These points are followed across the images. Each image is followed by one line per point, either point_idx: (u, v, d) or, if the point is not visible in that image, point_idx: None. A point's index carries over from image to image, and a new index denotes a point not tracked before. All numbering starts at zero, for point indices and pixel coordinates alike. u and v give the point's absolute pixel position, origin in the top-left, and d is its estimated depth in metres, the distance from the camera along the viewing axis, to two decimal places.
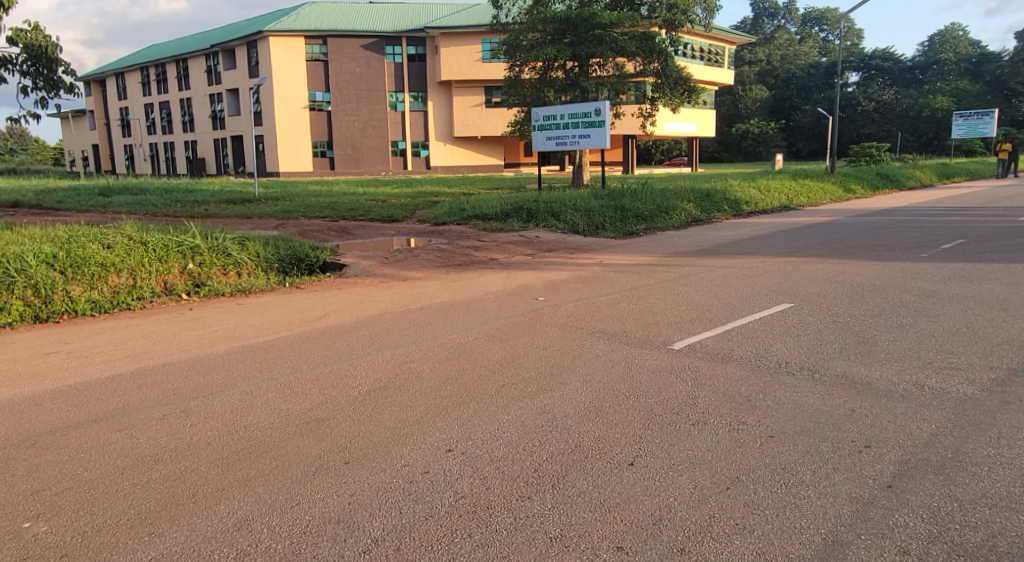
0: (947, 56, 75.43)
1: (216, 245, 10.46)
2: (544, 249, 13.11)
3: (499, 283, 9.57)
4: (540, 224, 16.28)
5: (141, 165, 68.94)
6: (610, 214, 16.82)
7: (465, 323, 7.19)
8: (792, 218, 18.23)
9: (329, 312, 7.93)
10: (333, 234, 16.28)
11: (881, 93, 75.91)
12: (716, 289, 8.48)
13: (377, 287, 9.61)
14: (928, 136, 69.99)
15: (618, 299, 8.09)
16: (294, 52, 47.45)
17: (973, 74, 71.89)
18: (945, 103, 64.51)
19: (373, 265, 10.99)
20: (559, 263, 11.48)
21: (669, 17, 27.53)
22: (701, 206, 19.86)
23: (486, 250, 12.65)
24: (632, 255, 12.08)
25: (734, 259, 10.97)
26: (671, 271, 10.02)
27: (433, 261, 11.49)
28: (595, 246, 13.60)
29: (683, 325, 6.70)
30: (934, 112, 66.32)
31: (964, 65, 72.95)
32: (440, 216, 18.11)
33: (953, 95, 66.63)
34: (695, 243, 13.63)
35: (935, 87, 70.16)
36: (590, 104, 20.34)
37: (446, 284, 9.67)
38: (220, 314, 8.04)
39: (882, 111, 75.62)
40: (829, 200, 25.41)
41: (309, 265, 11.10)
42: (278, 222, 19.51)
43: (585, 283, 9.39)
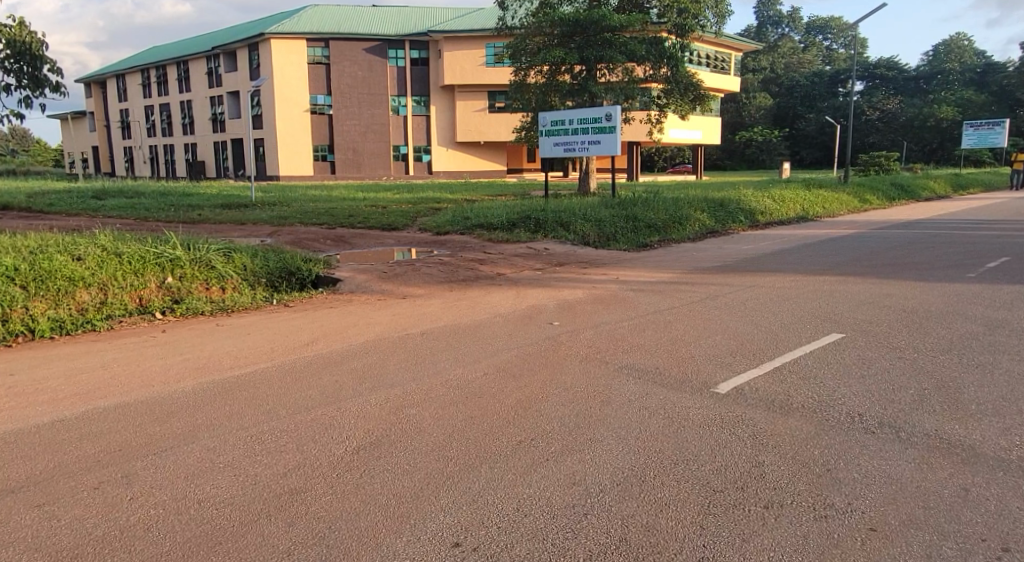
0: (952, 65, 74.73)
1: (199, 258, 9.62)
2: (554, 263, 12.25)
3: (508, 303, 8.70)
4: (548, 234, 15.40)
5: (140, 168, 68.25)
6: (622, 225, 15.96)
7: (470, 353, 6.29)
8: (811, 230, 17.34)
9: (318, 337, 7.06)
10: (329, 243, 15.43)
11: (886, 102, 75.17)
12: (752, 314, 7.59)
13: (373, 306, 8.72)
14: (933, 146, 69.24)
15: (642, 325, 7.22)
16: (295, 55, 46.73)
17: (979, 83, 71.10)
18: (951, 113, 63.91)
19: (370, 280, 10.13)
20: (572, 279, 10.60)
21: (679, 21, 26.82)
22: (716, 216, 18.97)
23: (493, 264, 11.77)
24: (650, 270, 11.21)
25: (762, 277, 10.10)
26: (697, 290, 9.15)
27: (435, 276, 10.63)
28: (608, 259, 12.72)
29: (723, 360, 5.81)
30: (939, 121, 65.70)
31: (969, 75, 72.22)
32: (443, 225, 17.23)
33: (958, 104, 66.06)
34: (716, 257, 12.77)
35: (941, 97, 69.45)
36: (601, 109, 19.47)
37: (448, 303, 8.80)
38: (196, 336, 7.18)
39: (887, 120, 74.93)
40: (844, 211, 24.52)
41: (300, 279, 10.23)
42: (273, 229, 18.66)
43: (604, 303, 8.53)
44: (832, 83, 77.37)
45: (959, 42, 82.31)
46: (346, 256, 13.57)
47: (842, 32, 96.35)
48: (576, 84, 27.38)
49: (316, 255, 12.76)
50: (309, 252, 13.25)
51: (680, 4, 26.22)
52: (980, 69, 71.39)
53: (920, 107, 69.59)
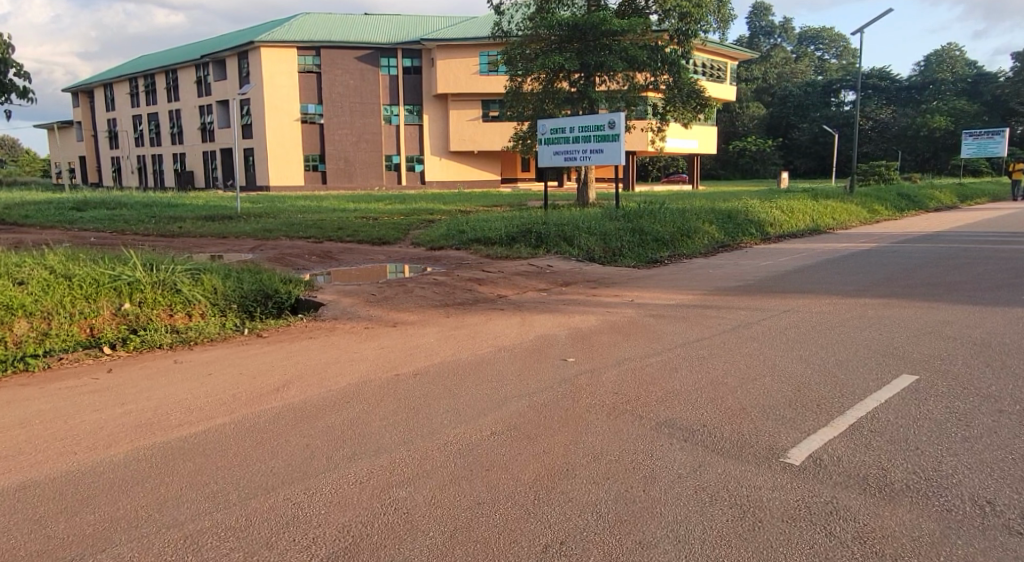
0: (944, 75, 74.46)
1: (161, 280, 8.54)
2: (560, 282, 11.20)
3: (514, 333, 7.64)
4: (551, 249, 14.37)
5: (127, 178, 67.03)
6: (629, 239, 14.94)
7: (474, 404, 5.19)
8: (828, 244, 16.37)
9: (290, 379, 5.95)
10: (314, 258, 14.36)
11: (879, 112, 74.87)
12: (800, 349, 6.54)
13: (358, 337, 7.64)
14: (927, 156, 68.84)
15: (675, 363, 6.17)
16: (286, 63, 45.70)
17: (970, 93, 70.91)
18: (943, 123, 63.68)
19: (357, 304, 9.05)
20: (582, 302, 9.56)
21: (682, 26, 25.92)
22: (725, 229, 17.94)
23: (492, 284, 10.73)
24: (667, 291, 10.15)
25: (794, 300, 9.06)
26: (726, 317, 8.11)
27: (430, 299, 9.52)
28: (619, 278, 11.67)
29: (783, 414, 4.74)
30: (932, 131, 65.45)
31: (961, 85, 72.09)
32: (438, 239, 16.13)
33: (951, 114, 65.78)
34: (734, 275, 11.73)
35: (933, 107, 69.22)
36: (603, 116, 18.47)
37: (445, 333, 7.73)
38: (146, 377, 6.07)
39: (879, 130, 74.59)
40: (854, 222, 23.60)
41: (278, 303, 9.14)
42: (256, 243, 17.56)
43: (623, 333, 7.47)
44: (825, 93, 77.02)
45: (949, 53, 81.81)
46: (333, 275, 12.46)
47: (834, 42, 95.97)
48: (575, 91, 26.44)
49: (301, 275, 11.64)
50: (292, 271, 12.15)
51: (682, 9, 25.33)
52: (972, 79, 71.25)
53: (913, 117, 69.34)
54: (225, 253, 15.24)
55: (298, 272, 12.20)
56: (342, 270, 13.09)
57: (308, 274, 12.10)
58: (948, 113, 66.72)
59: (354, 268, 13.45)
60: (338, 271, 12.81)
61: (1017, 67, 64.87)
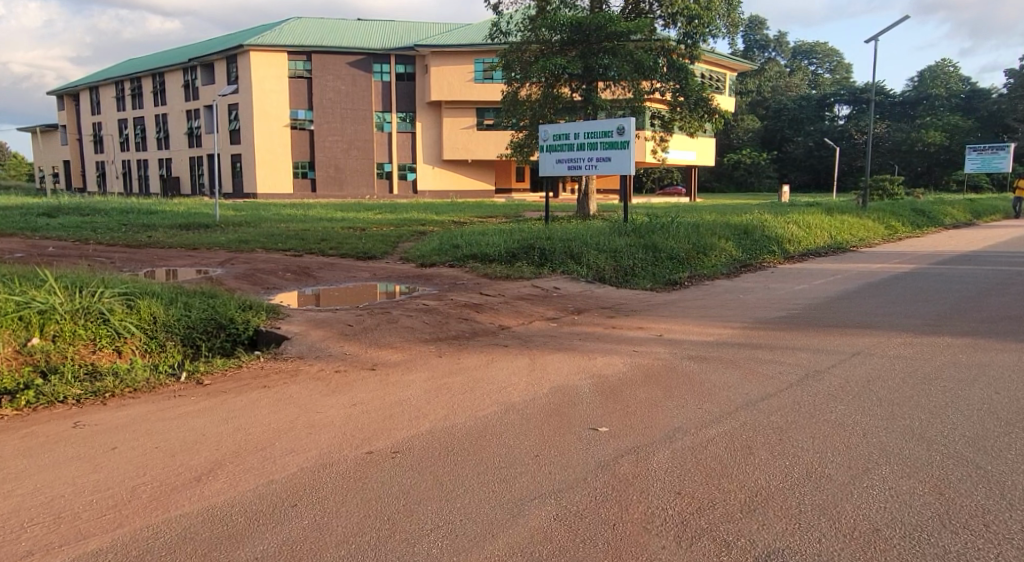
0: (939, 91, 73.39)
1: (83, 307, 6.88)
2: (571, 310, 9.61)
3: (522, 383, 6.03)
4: (557, 269, 12.78)
5: (112, 183, 65.23)
6: (642, 257, 13.43)
7: (481, 511, 3.62)
8: (859, 264, 14.87)
9: (220, 459, 4.30)
10: (288, 275, 12.73)
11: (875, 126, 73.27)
12: (906, 415, 4.97)
13: (323, 388, 5.99)
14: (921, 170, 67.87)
15: (748, 437, 4.60)
16: (275, 68, 44.11)
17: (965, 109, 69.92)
18: (938, 138, 62.79)
19: (328, 339, 7.42)
20: (602, 336, 8.03)
21: (689, 30, 24.52)
22: (744, 246, 16.38)
23: (494, 311, 9.15)
24: (700, 323, 8.57)
25: (858, 338, 7.48)
26: (785, 364, 6.50)
27: (418, 333, 7.91)
28: (638, 305, 10.08)
29: (944, 545, 3.18)
30: (927, 146, 64.24)
31: (955, 101, 71.18)
32: (430, 255, 14.49)
33: (945, 130, 64.79)
34: (771, 303, 10.15)
35: (928, 121, 68.08)
36: (611, 121, 16.94)
37: (436, 383, 6.13)
38: (21, 454, 4.40)
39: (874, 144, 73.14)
40: (873, 238, 22.15)
41: (232, 336, 7.50)
42: (228, 256, 15.93)
43: (661, 385, 5.87)
44: (819, 107, 75.99)
45: (943, 67, 80.74)
46: (313, 299, 10.91)
47: (828, 56, 94.82)
48: (576, 97, 24.96)
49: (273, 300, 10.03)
50: (265, 296, 10.59)
51: (693, 11, 23.83)
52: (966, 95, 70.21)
53: (908, 132, 68.13)
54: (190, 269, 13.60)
55: (271, 298, 10.64)
56: (323, 292, 11.52)
57: (281, 298, 10.49)
58: (943, 128, 65.34)
59: (338, 288, 11.92)
60: (319, 294, 11.27)
61: (1014, 83, 63.84)
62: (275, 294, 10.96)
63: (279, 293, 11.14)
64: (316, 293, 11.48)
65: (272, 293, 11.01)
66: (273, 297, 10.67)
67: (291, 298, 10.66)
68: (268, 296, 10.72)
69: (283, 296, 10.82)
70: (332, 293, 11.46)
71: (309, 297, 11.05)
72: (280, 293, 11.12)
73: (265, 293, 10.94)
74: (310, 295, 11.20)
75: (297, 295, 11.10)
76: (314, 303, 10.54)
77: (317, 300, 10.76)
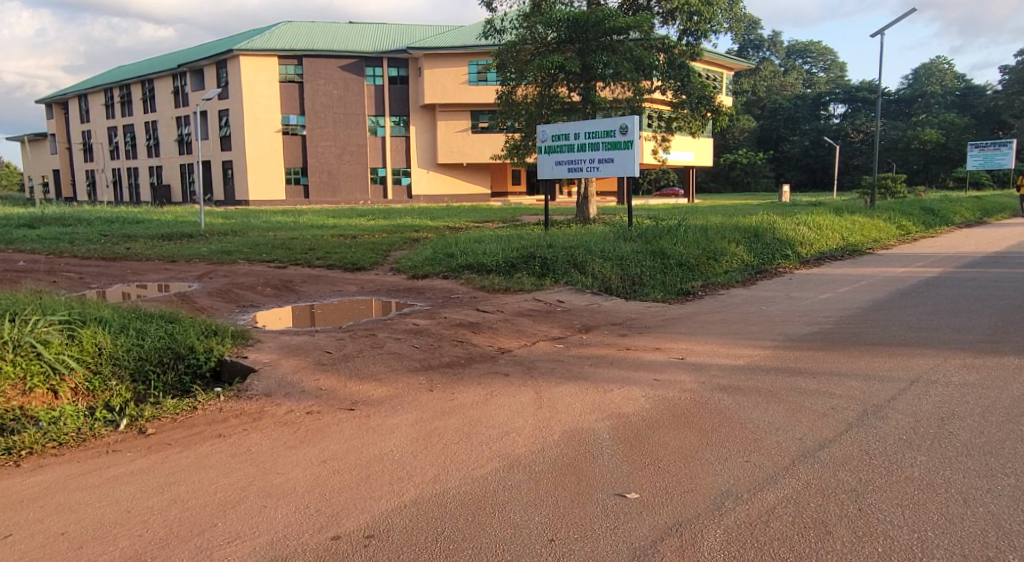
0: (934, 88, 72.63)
1: (12, 340, 5.85)
2: (579, 328, 8.63)
3: (528, 429, 5.04)
4: (559, 279, 11.82)
5: (102, 192, 64.19)
6: (650, 265, 12.48)
7: None
8: (882, 268, 13.94)
9: (139, 561, 3.31)
10: (270, 290, 11.74)
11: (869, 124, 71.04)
12: (1004, 470, 4.01)
13: (287, 438, 4.98)
14: (917, 167, 67.00)
15: (818, 506, 3.64)
16: (266, 73, 43.12)
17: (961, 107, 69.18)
18: (934, 135, 62.07)
19: (301, 371, 6.42)
20: (617, 360, 7.07)
21: (689, 27, 23.63)
22: (756, 249, 15.40)
23: (495, 332, 8.20)
24: (726, 344, 7.59)
25: (912, 360, 6.52)
26: (837, 396, 5.51)
27: (406, 360, 6.93)
28: (654, 320, 9.09)
29: None
30: (924, 143, 63.47)
31: (951, 98, 70.54)
32: (422, 265, 13.48)
33: (941, 127, 64.20)
34: (799, 316, 9.21)
35: (924, 119, 67.39)
36: (613, 120, 16.02)
37: (424, 428, 5.14)
38: None
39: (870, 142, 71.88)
40: (886, 239, 21.26)
41: (191, 368, 6.50)
42: (207, 269, 14.97)
43: (695, 427, 4.89)
44: (814, 106, 75.24)
45: (939, 63, 79.81)
46: (303, 318, 9.90)
47: (823, 56, 93.85)
48: (575, 98, 23.95)
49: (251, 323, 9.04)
50: (248, 318, 9.57)
51: (694, 7, 22.97)
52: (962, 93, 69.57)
53: (904, 129, 67.36)
54: (166, 285, 12.59)
55: (256, 319, 9.63)
56: (312, 309, 10.53)
57: (259, 319, 9.51)
58: (939, 126, 64.67)
59: (327, 303, 10.96)
60: (308, 312, 10.27)
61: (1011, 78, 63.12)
62: (259, 314, 9.95)
63: (263, 312, 10.14)
64: (304, 310, 10.49)
65: (256, 313, 10.00)
66: (257, 319, 9.64)
67: (279, 319, 9.62)
68: (252, 317, 9.69)
69: (269, 317, 9.81)
70: (321, 311, 10.48)
71: (298, 316, 10.04)
72: (266, 312, 10.11)
73: (249, 313, 9.93)
74: (298, 314, 10.21)
75: (286, 314, 10.10)
76: (306, 324, 9.53)
77: (310, 319, 9.75)
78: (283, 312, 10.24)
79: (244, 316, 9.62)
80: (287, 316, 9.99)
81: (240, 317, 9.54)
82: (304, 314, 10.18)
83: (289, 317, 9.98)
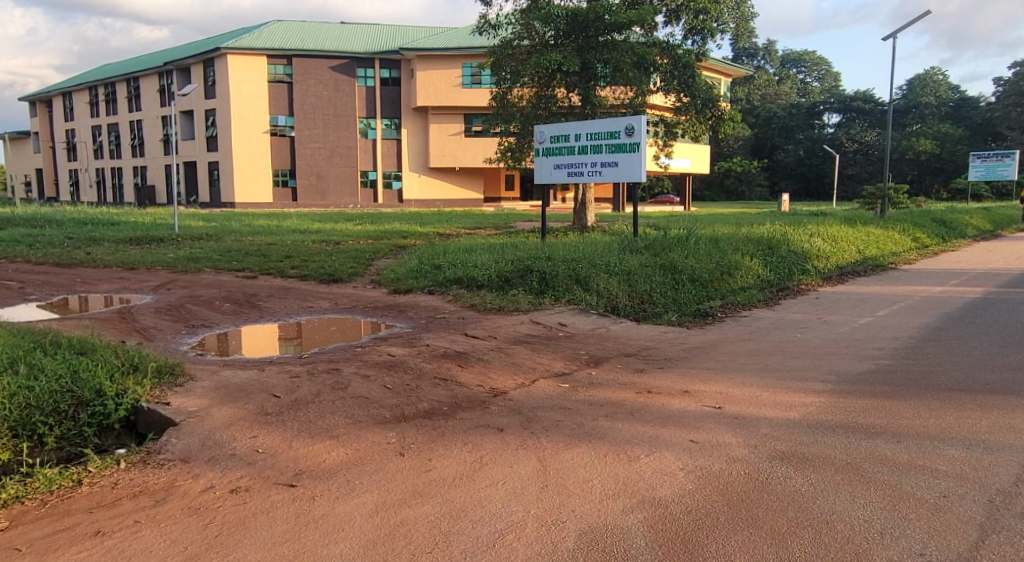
0: (929, 98, 71.76)
1: None
2: (586, 361, 7.22)
3: (530, 526, 3.65)
4: (560, 298, 10.40)
5: (85, 192, 62.44)
6: (660, 281, 11.11)
7: None
8: (914, 286, 12.63)
9: None
10: (231, 306, 10.28)
11: (864, 134, 69.79)
12: None
13: (193, 539, 3.55)
14: (911, 177, 65.94)
15: None
16: (254, 72, 41.59)
17: (956, 119, 68.41)
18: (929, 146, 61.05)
19: (235, 426, 4.97)
20: (639, 409, 5.65)
21: (695, 26, 22.34)
22: (773, 262, 14.04)
23: (489, 367, 6.78)
24: (769, 387, 6.20)
25: (1013, 418, 5.15)
26: (943, 476, 4.12)
27: (374, 408, 5.48)
28: (675, 352, 7.71)
29: None
30: (918, 154, 62.33)
31: (945, 109, 69.71)
32: (406, 279, 11.99)
33: (936, 137, 63.37)
34: (845, 348, 7.86)
35: (919, 129, 66.52)
36: (619, 120, 14.64)
37: (385, 523, 3.71)
38: None
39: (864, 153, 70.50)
40: (903, 251, 19.96)
41: (97, 420, 5.03)
42: (170, 278, 13.49)
43: (764, 532, 3.51)
44: (809, 115, 74.23)
45: (934, 74, 78.94)
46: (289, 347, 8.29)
47: (817, 65, 92.70)
48: (572, 100, 22.55)
49: (202, 352, 7.57)
50: (223, 348, 7.95)
51: (700, 4, 21.68)
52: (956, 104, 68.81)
53: (899, 139, 66.32)
54: (122, 300, 11.16)
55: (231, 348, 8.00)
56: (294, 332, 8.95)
57: (209, 345, 8.02)
58: (934, 136, 63.80)
59: (302, 324, 9.43)
60: (290, 336, 8.67)
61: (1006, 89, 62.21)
62: (234, 342, 8.34)
63: (240, 338, 8.54)
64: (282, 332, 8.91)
65: (233, 341, 8.40)
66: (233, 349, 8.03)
67: (261, 347, 8.01)
68: (225, 346, 8.09)
69: (246, 344, 8.19)
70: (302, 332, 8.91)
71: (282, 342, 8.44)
72: (245, 339, 8.49)
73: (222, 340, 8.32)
74: (281, 339, 8.59)
75: (269, 341, 8.50)
76: (291, 351, 7.90)
77: (297, 345, 8.12)
78: (266, 337, 8.63)
79: (214, 345, 8.03)
80: (272, 342, 8.38)
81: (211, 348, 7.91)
82: (287, 339, 8.57)
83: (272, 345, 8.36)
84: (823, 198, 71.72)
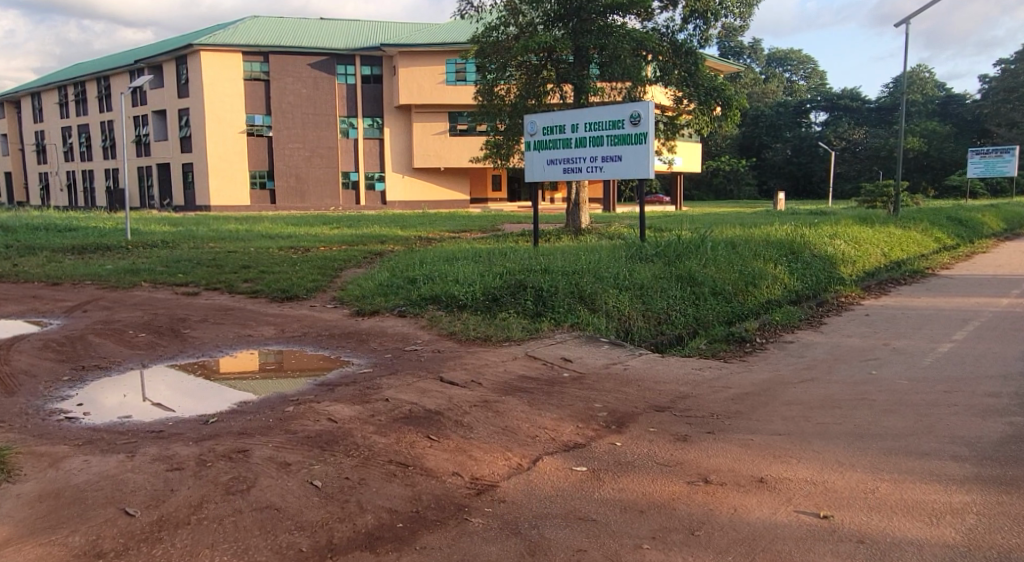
0: (917, 95, 70.21)
1: None
2: (608, 423, 5.21)
3: None
4: (562, 323, 8.33)
5: (56, 197, 59.80)
6: (681, 300, 9.06)
7: None
8: (977, 300, 10.66)
9: None
10: (154, 334, 8.27)
11: (851, 132, 67.98)
12: None
13: None
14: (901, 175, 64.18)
15: None
16: (229, 70, 39.32)
17: (943, 116, 66.84)
18: (917, 143, 59.28)
19: None
20: (709, 529, 3.57)
21: (697, 7, 20.22)
22: (802, 269, 12.05)
23: (479, 438, 4.74)
24: (893, 477, 4.16)
25: None
26: None
27: (283, 533, 3.42)
28: (736, 405, 5.71)
29: None
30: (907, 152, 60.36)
31: (932, 106, 68.14)
32: (373, 297, 9.91)
33: (924, 135, 61.63)
34: (961, 396, 5.85)
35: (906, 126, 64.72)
36: (622, 107, 12.62)
37: None
38: None
39: (851, 151, 68.62)
40: (927, 254, 18.03)
41: None
42: (94, 296, 11.35)
43: None
44: (795, 113, 72.39)
45: (922, 71, 77.35)
46: (272, 363, 7.13)
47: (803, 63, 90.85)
48: (564, 92, 20.47)
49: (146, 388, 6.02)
50: (195, 370, 6.71)
51: None
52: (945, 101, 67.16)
53: (887, 136, 64.57)
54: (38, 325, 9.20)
55: (204, 368, 6.76)
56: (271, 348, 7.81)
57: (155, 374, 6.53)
58: (922, 133, 62.09)
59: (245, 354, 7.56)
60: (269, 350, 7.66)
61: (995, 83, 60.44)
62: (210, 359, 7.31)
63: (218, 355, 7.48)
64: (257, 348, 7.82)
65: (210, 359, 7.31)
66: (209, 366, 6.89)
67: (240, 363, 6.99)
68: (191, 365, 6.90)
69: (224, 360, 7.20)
70: (276, 352, 7.56)
71: (261, 359, 7.24)
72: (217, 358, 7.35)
73: (168, 371, 6.68)
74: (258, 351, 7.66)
75: (249, 358, 7.26)
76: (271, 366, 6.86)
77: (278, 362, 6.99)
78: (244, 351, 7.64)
79: (179, 367, 6.80)
80: (252, 358, 7.30)
81: (177, 372, 6.61)
82: (267, 357, 7.29)
83: (253, 362, 7.17)
84: (813, 198, 69.99)
